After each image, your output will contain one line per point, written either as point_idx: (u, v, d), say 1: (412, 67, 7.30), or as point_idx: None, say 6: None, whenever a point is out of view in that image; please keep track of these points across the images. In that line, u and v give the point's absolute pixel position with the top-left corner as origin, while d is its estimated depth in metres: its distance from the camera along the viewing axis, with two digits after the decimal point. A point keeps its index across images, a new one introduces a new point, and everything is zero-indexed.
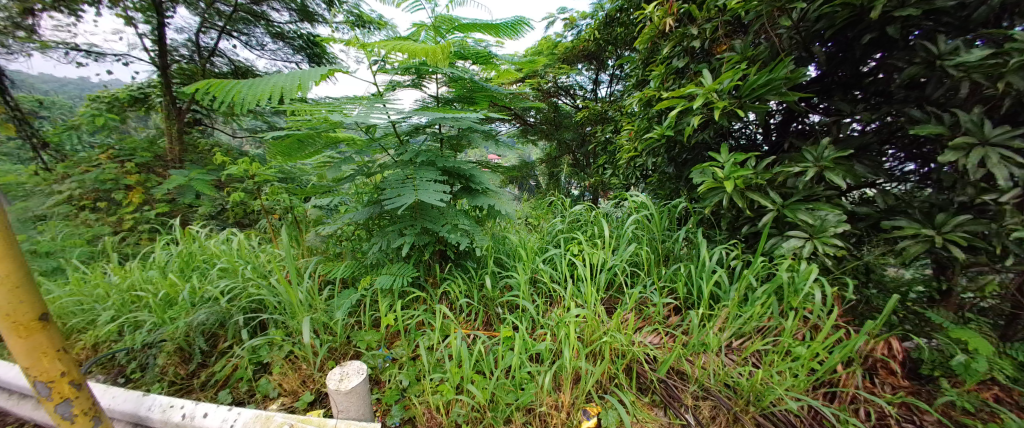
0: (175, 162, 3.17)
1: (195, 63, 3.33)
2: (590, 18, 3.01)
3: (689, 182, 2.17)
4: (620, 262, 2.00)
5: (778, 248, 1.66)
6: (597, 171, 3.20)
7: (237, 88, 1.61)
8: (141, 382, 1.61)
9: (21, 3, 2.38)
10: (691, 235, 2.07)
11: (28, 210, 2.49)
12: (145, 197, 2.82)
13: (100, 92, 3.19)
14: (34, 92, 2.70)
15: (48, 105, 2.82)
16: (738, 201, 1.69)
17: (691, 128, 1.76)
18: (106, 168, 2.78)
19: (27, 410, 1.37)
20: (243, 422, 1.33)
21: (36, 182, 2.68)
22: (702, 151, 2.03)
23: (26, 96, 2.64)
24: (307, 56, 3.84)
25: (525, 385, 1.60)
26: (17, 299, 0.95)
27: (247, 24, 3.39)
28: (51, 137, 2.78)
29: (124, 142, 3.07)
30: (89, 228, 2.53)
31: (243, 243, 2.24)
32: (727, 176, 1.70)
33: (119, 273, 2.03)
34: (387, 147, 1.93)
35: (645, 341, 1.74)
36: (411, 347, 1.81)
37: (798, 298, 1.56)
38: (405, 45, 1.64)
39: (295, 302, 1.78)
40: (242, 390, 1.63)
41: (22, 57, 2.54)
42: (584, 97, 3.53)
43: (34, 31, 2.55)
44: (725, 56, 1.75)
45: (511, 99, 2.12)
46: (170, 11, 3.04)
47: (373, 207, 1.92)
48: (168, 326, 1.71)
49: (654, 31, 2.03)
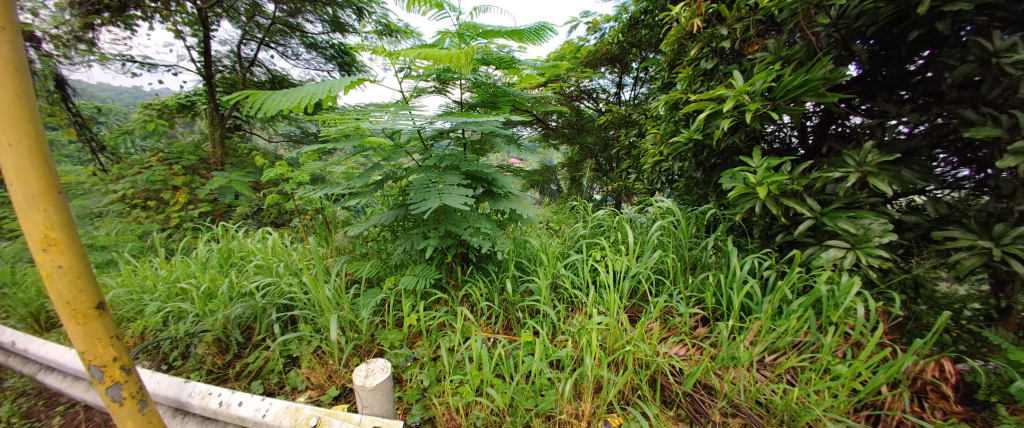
0: (217, 165, 3.39)
1: (237, 73, 3.59)
2: (614, 20, 2.97)
3: (718, 187, 2.08)
4: (644, 269, 1.95)
5: (817, 258, 1.56)
6: (621, 176, 3.13)
7: (273, 98, 1.70)
8: (183, 369, 1.73)
9: (82, 19, 2.61)
10: (720, 242, 1.99)
11: (86, 208, 2.78)
12: (190, 197, 3.02)
13: (151, 100, 3.43)
14: (93, 100, 2.95)
15: (105, 111, 3.17)
16: (772, 208, 1.60)
17: (721, 131, 1.70)
18: (156, 170, 2.99)
19: (79, 390, 1.47)
20: (274, 413, 1.38)
21: (93, 181, 2.95)
22: (732, 155, 1.95)
23: (85, 103, 2.87)
24: (338, 65, 4.05)
25: (545, 391, 1.59)
26: (78, 288, 0.96)
27: (284, 36, 3.61)
28: (108, 141, 3.06)
29: (172, 146, 3.30)
30: (140, 224, 2.76)
31: (276, 241, 2.37)
32: (760, 182, 1.62)
33: (165, 267, 2.18)
34: (412, 152, 1.98)
35: (671, 353, 1.69)
36: (432, 348, 1.84)
37: (838, 312, 1.46)
38: (434, 53, 1.69)
39: (323, 300, 1.85)
40: (273, 382, 1.71)
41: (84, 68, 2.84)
42: (607, 100, 3.47)
43: (93, 44, 2.78)
44: (757, 56, 1.67)
45: (533, 104, 2.14)
46: (215, 25, 3.28)
47: (398, 210, 1.98)
48: (208, 318, 1.83)
49: (681, 32, 1.96)
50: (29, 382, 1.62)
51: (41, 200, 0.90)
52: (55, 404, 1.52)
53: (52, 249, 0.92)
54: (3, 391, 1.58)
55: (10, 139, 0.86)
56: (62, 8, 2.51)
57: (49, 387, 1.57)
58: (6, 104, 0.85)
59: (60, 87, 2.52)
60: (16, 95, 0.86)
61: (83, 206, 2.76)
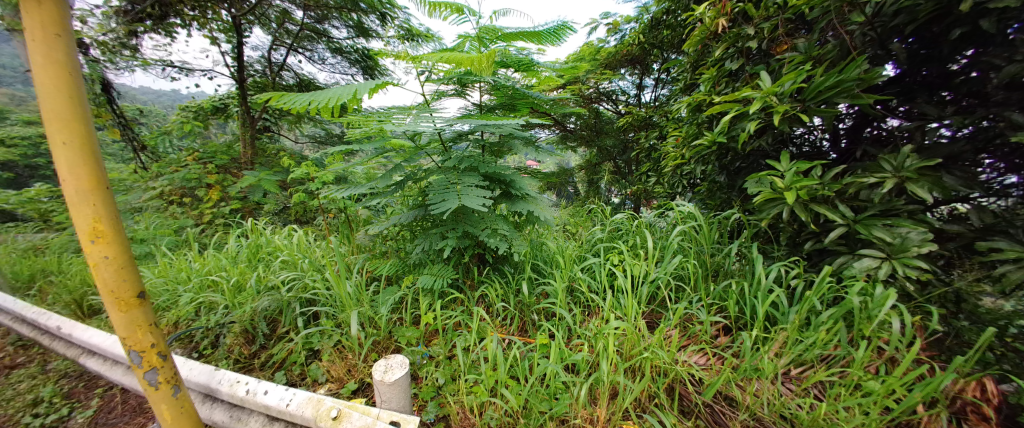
0: (247, 165, 3.55)
1: (267, 77, 3.76)
2: (634, 22, 2.93)
3: (743, 192, 2.01)
4: (663, 274, 1.91)
5: (849, 268, 1.48)
6: (640, 179, 3.07)
7: (300, 99, 1.77)
8: (213, 357, 1.82)
9: (128, 27, 2.70)
10: (744, 249, 1.92)
11: (128, 203, 2.98)
12: (222, 195, 3.20)
13: (187, 103, 3.63)
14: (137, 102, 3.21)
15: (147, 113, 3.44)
16: (800, 215, 1.53)
17: (746, 134, 1.64)
18: (192, 169, 3.18)
19: (112, 374, 1.55)
20: (297, 403, 1.42)
21: (134, 178, 3.16)
22: (758, 159, 1.88)
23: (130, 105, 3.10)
24: (362, 69, 4.19)
25: (559, 395, 1.58)
26: (122, 277, 1.01)
27: (311, 41, 3.77)
28: (149, 141, 3.28)
29: (206, 146, 3.49)
30: (176, 220, 2.93)
31: (302, 238, 2.47)
32: (788, 186, 1.54)
33: (199, 261, 2.31)
34: (432, 153, 2.01)
35: (690, 361, 1.64)
36: (448, 346, 1.87)
37: (872, 326, 1.38)
38: (455, 57, 1.72)
39: (344, 296, 1.91)
40: (295, 373, 1.77)
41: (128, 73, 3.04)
42: (627, 102, 3.42)
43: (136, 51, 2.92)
44: (786, 56, 1.60)
45: (551, 106, 2.14)
46: (248, 31, 3.45)
47: (417, 210, 2.02)
48: (237, 310, 1.92)
49: (706, 32, 1.91)
50: (71, 364, 1.74)
51: (90, 195, 0.94)
52: (94, 386, 1.64)
53: (100, 241, 0.96)
54: (48, 372, 1.71)
55: (64, 137, 0.90)
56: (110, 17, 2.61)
57: (89, 370, 1.69)
58: (60, 103, 0.89)
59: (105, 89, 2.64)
60: (71, 96, 0.90)
61: (125, 201, 2.97)
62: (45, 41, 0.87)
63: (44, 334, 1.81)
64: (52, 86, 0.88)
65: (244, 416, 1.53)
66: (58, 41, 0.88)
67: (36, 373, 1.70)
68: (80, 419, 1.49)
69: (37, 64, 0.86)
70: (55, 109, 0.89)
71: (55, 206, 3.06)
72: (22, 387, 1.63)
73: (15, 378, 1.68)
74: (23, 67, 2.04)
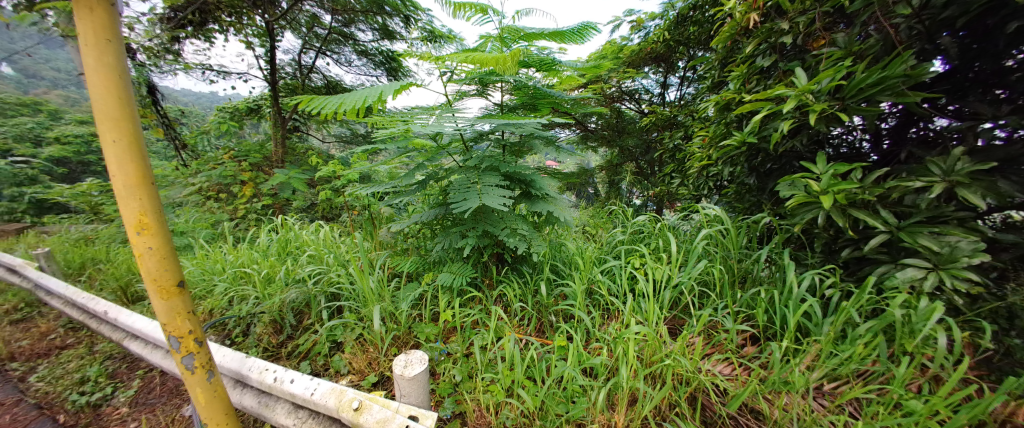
0: (278, 163, 3.73)
1: (297, 79, 3.95)
2: (659, 18, 2.85)
3: (774, 195, 1.90)
4: (687, 279, 1.85)
5: (890, 278, 1.37)
6: (663, 180, 2.99)
7: (331, 101, 1.83)
8: (244, 345, 1.92)
9: (171, 33, 2.93)
10: (775, 255, 1.82)
11: (170, 198, 3.20)
12: (255, 191, 3.38)
13: (225, 104, 3.85)
14: (178, 104, 3.52)
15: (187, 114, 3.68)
16: (838, 220, 1.42)
17: (779, 134, 1.55)
18: (228, 166, 3.38)
19: (151, 357, 1.66)
20: (321, 392, 1.47)
21: (176, 174, 3.38)
22: (791, 160, 1.78)
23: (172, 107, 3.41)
24: (386, 70, 4.32)
25: (576, 398, 1.57)
26: (164, 267, 1.07)
27: (339, 44, 3.92)
28: (189, 140, 3.53)
29: (241, 145, 3.69)
30: (213, 214, 3.12)
31: (328, 234, 2.57)
32: (824, 190, 1.44)
33: (233, 253, 2.45)
34: (453, 153, 2.04)
35: (714, 370, 1.58)
36: (465, 344, 1.89)
37: (915, 341, 1.27)
38: (481, 57, 1.73)
39: (367, 291, 1.97)
40: (319, 364, 1.84)
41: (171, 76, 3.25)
42: (650, 101, 3.33)
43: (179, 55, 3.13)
44: (824, 52, 1.51)
45: (572, 105, 2.12)
46: (280, 36, 3.63)
47: (438, 208, 2.05)
48: (267, 301, 2.02)
49: (736, 27, 1.82)
50: (115, 347, 1.89)
51: (137, 190, 1.01)
52: (135, 368, 1.78)
53: (145, 233, 1.03)
54: (95, 353, 1.87)
55: (114, 135, 0.97)
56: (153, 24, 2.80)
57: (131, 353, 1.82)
58: (111, 103, 0.96)
59: (150, 92, 2.89)
60: (119, 97, 0.97)
61: (168, 196, 3.19)
62: (97, 47, 0.93)
63: (92, 318, 1.93)
64: (104, 87, 0.94)
65: (271, 402, 1.60)
66: (108, 46, 0.94)
67: (86, 353, 1.86)
68: (122, 398, 1.61)
69: (90, 67, 0.93)
70: (106, 109, 0.95)
71: (104, 199, 3.37)
72: (73, 365, 1.79)
73: (66, 358, 1.85)
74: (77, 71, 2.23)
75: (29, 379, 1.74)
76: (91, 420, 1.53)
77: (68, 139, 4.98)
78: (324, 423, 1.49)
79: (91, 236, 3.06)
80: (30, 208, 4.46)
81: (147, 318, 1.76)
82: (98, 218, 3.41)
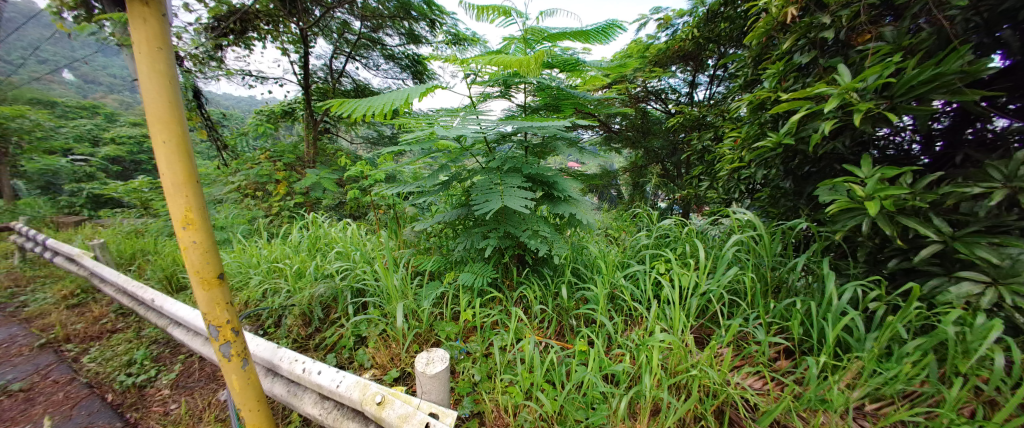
0: (309, 163, 3.92)
1: (329, 83, 4.15)
2: (688, 15, 2.76)
3: (813, 200, 1.79)
4: (716, 287, 1.77)
5: (944, 293, 1.26)
6: (690, 183, 2.88)
7: (360, 104, 1.89)
8: (276, 335, 2.03)
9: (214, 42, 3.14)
10: (813, 264, 1.70)
11: (212, 195, 3.43)
12: (288, 190, 3.55)
13: (262, 107, 4.11)
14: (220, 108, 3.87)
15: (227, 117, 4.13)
16: (884, 228, 1.31)
17: (819, 135, 1.45)
18: (264, 166, 3.58)
19: (192, 344, 1.78)
20: (346, 385, 1.50)
21: (217, 173, 3.60)
22: (832, 163, 1.66)
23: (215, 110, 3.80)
24: (412, 73, 4.45)
25: (596, 405, 1.53)
26: (206, 260, 1.14)
27: (367, 49, 4.08)
28: (231, 141, 3.78)
29: (276, 146, 3.89)
30: (250, 211, 3.32)
31: (355, 232, 2.67)
32: (869, 195, 1.33)
33: (267, 248, 2.60)
34: (476, 154, 2.06)
35: (743, 384, 1.50)
36: (485, 344, 1.90)
37: (973, 363, 1.16)
38: (508, 59, 1.73)
39: (391, 288, 2.02)
40: (344, 357, 1.91)
41: (214, 82, 3.49)
42: (677, 101, 3.23)
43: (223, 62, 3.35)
44: (869, 46, 1.40)
45: (596, 106, 2.09)
46: (313, 42, 3.82)
47: (460, 209, 2.07)
48: (297, 294, 2.13)
49: (772, 22, 1.72)
50: (159, 333, 2.04)
51: (184, 188, 1.08)
52: (177, 353, 1.91)
53: (190, 227, 1.10)
54: (142, 337, 2.04)
55: (164, 136, 1.03)
56: (199, 33, 3.03)
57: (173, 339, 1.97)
58: (161, 107, 1.03)
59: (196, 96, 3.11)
60: (170, 101, 1.03)
61: (210, 194, 3.41)
62: (149, 53, 1.00)
63: (141, 305, 2.09)
64: (155, 92, 1.01)
65: (300, 391, 1.67)
66: (160, 53, 1.00)
67: (134, 337, 2.03)
68: (165, 381, 1.74)
69: (144, 73, 1.00)
70: (158, 112, 1.02)
71: (154, 196, 3.66)
72: (122, 349, 1.95)
73: (117, 341, 2.02)
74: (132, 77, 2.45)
75: (82, 359, 1.92)
76: (137, 399, 1.67)
77: (122, 140, 6.26)
78: (348, 415, 1.54)
79: (142, 229, 3.35)
80: (88, 202, 4.99)
81: (189, 307, 1.89)
82: (149, 212, 3.71)
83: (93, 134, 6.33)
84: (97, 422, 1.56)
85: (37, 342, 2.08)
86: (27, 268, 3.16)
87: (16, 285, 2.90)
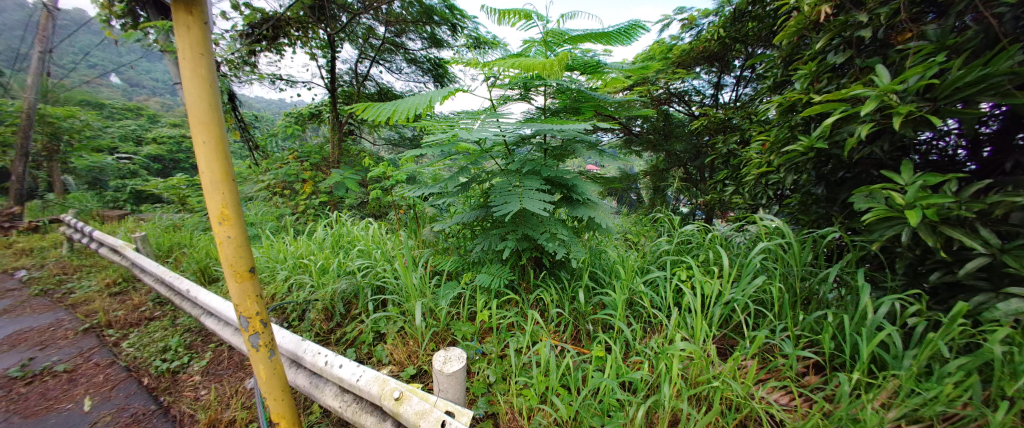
0: (334, 163, 4.06)
1: (354, 86, 4.29)
2: (713, 15, 2.68)
3: (847, 207, 1.69)
4: (741, 297, 1.70)
5: (994, 310, 1.16)
6: (715, 187, 2.78)
7: (384, 107, 1.94)
8: (299, 328, 2.11)
9: (248, 47, 3.34)
10: (846, 275, 1.61)
11: (244, 193, 3.60)
12: (314, 189, 3.68)
13: (292, 110, 4.31)
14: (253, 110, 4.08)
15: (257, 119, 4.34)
16: (926, 239, 1.22)
17: (854, 139, 1.37)
18: (292, 166, 3.73)
19: (223, 333, 1.88)
20: (366, 380, 1.54)
21: (249, 172, 3.77)
22: (868, 168, 1.57)
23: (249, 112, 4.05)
24: (433, 77, 4.55)
25: (612, 413, 1.50)
26: (239, 254, 1.19)
27: (391, 54, 4.20)
28: (262, 142, 3.97)
29: (303, 146, 4.05)
30: (278, 208, 3.47)
31: (376, 231, 2.74)
32: (910, 203, 1.24)
33: (293, 245, 2.71)
34: (495, 156, 2.07)
35: (768, 399, 1.43)
36: (500, 345, 1.91)
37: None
38: (533, 62, 1.73)
39: (410, 286, 2.06)
40: (363, 352, 1.95)
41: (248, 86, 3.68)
42: (701, 103, 3.14)
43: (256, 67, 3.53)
44: (910, 46, 1.32)
45: (616, 108, 2.06)
46: (340, 48, 3.96)
47: (479, 210, 2.09)
48: (321, 290, 2.21)
49: (803, 21, 1.65)
50: (192, 322, 2.17)
51: (220, 186, 1.13)
52: (208, 342, 2.02)
53: (225, 223, 1.16)
54: (177, 326, 2.17)
55: (204, 137, 1.09)
56: (236, 39, 3.23)
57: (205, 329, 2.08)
58: (202, 109, 1.08)
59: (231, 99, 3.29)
60: (210, 104, 1.09)
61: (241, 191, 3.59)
62: (192, 59, 1.05)
63: (177, 295, 2.22)
64: (196, 95, 1.06)
65: (321, 383, 1.73)
66: (201, 58, 1.05)
67: (170, 326, 2.16)
68: (196, 367, 1.85)
69: (186, 77, 1.05)
70: (198, 114, 1.07)
71: (191, 193, 3.88)
72: (158, 336, 2.08)
73: (154, 329, 2.16)
74: (174, 81, 2.62)
75: (122, 344, 2.06)
76: (171, 384, 1.77)
77: (163, 140, 6.78)
78: (366, 409, 1.57)
79: (179, 223, 3.57)
80: (130, 197, 5.34)
81: (221, 298, 2.00)
82: (186, 208, 3.93)
83: (137, 134, 6.92)
84: (133, 404, 1.67)
85: (82, 327, 2.25)
86: (76, 258, 3.42)
87: (66, 273, 3.14)
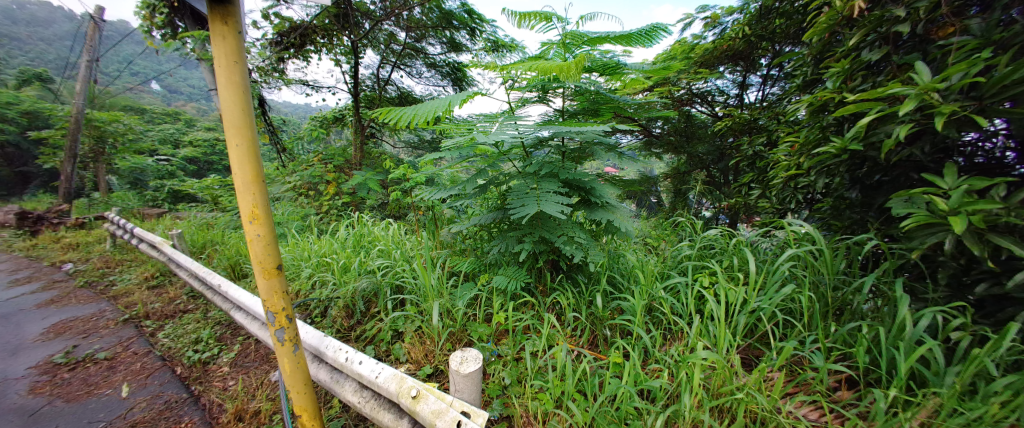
0: (356, 165, 4.18)
1: (376, 90, 4.43)
2: (738, 12, 2.59)
3: (885, 212, 1.59)
4: (767, 305, 1.62)
5: None
6: (740, 191, 2.68)
7: (405, 111, 1.99)
8: (322, 324, 2.18)
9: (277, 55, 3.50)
10: (883, 285, 1.51)
11: (272, 194, 3.76)
12: (337, 190, 3.80)
13: (317, 114, 4.48)
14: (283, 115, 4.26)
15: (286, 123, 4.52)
16: (972, 248, 1.13)
17: (892, 141, 1.29)
18: (317, 168, 3.87)
19: (250, 327, 1.97)
20: (385, 377, 1.57)
21: (278, 173, 3.94)
22: (908, 171, 1.48)
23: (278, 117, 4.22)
24: (452, 80, 4.63)
25: (629, 421, 1.47)
26: (267, 251, 1.25)
27: (411, 58, 4.30)
28: (289, 145, 4.14)
29: (328, 149, 4.20)
30: (304, 209, 3.61)
31: (396, 231, 2.80)
32: (954, 209, 1.15)
33: (318, 244, 2.81)
34: (513, 159, 2.08)
35: (796, 413, 1.36)
36: (516, 348, 1.90)
37: None
38: (551, 65, 1.71)
39: (428, 287, 2.10)
40: (382, 349, 2.00)
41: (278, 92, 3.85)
42: (725, 104, 3.04)
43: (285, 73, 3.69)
44: (952, 41, 1.24)
45: (636, 110, 2.02)
46: (364, 53, 4.09)
47: (496, 212, 2.10)
48: (342, 288, 2.27)
49: (835, 17, 1.57)
50: (223, 316, 2.29)
51: (251, 186, 1.19)
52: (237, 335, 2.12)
53: (256, 222, 1.21)
54: (209, 319, 2.29)
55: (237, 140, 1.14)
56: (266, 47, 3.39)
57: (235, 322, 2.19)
58: (235, 114, 1.14)
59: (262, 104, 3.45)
60: (242, 109, 1.14)
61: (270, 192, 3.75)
62: (227, 67, 1.11)
63: (209, 289, 2.34)
64: (230, 100, 1.12)
65: (342, 379, 1.77)
66: (235, 66, 1.11)
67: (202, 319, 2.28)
68: (225, 359, 1.95)
69: (221, 84, 1.11)
70: (232, 119, 1.13)
71: (224, 193, 4.09)
72: (192, 328, 2.20)
73: (187, 321, 2.29)
74: (210, 88, 2.78)
75: (158, 335, 2.20)
76: (203, 374, 1.87)
77: (199, 144, 7.19)
78: (385, 405, 1.60)
79: (212, 222, 3.77)
80: (168, 197, 5.68)
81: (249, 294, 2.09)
82: (218, 208, 4.15)
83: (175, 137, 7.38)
84: (168, 392, 1.77)
85: (122, 318, 2.41)
86: (119, 253, 3.66)
87: (110, 267, 3.36)
